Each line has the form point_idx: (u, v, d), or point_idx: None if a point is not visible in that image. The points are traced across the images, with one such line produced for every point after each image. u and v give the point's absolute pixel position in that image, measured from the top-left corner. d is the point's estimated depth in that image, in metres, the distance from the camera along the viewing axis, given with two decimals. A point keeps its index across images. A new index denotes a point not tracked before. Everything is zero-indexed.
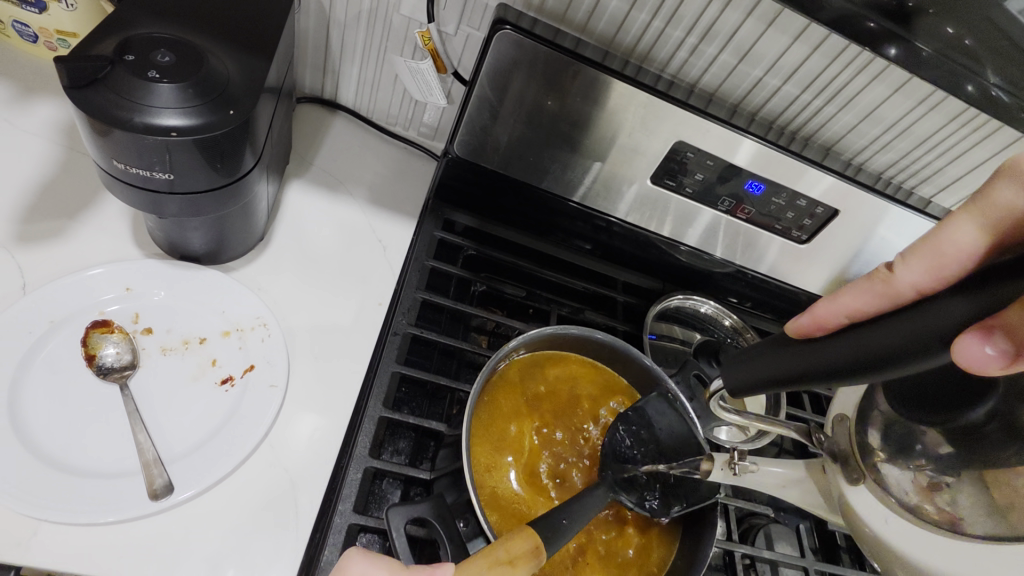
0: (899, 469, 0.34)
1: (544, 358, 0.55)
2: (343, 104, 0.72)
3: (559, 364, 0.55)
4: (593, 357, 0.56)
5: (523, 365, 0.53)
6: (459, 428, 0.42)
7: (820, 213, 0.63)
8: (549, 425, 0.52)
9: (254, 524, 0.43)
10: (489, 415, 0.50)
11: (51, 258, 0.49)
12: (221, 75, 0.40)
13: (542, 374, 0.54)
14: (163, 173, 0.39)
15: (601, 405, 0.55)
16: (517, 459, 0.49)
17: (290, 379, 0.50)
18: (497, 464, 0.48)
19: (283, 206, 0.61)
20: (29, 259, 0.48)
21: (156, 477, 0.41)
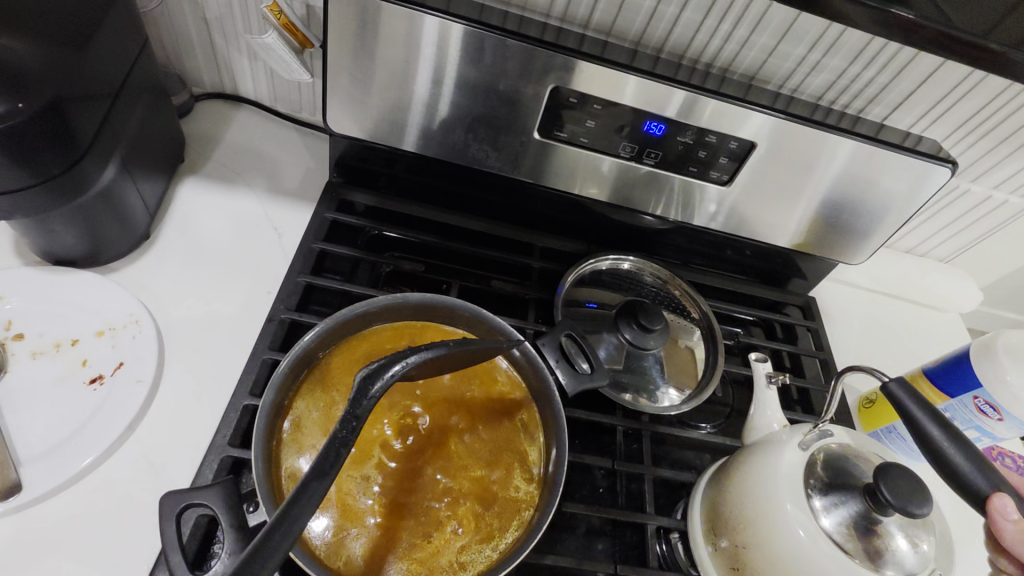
0: (817, 478, 0.44)
1: (363, 336, 0.49)
2: (246, 97, 0.72)
3: (390, 337, 0.50)
4: (432, 322, 0.51)
5: (342, 351, 0.48)
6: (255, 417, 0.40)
7: (735, 147, 0.57)
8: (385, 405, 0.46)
9: (116, 518, 0.43)
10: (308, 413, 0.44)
11: None
12: (9, 66, 0.39)
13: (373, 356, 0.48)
14: None
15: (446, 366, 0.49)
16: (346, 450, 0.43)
17: (162, 374, 0.50)
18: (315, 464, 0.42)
19: (174, 203, 0.61)
20: None
21: (7, 477, 0.41)
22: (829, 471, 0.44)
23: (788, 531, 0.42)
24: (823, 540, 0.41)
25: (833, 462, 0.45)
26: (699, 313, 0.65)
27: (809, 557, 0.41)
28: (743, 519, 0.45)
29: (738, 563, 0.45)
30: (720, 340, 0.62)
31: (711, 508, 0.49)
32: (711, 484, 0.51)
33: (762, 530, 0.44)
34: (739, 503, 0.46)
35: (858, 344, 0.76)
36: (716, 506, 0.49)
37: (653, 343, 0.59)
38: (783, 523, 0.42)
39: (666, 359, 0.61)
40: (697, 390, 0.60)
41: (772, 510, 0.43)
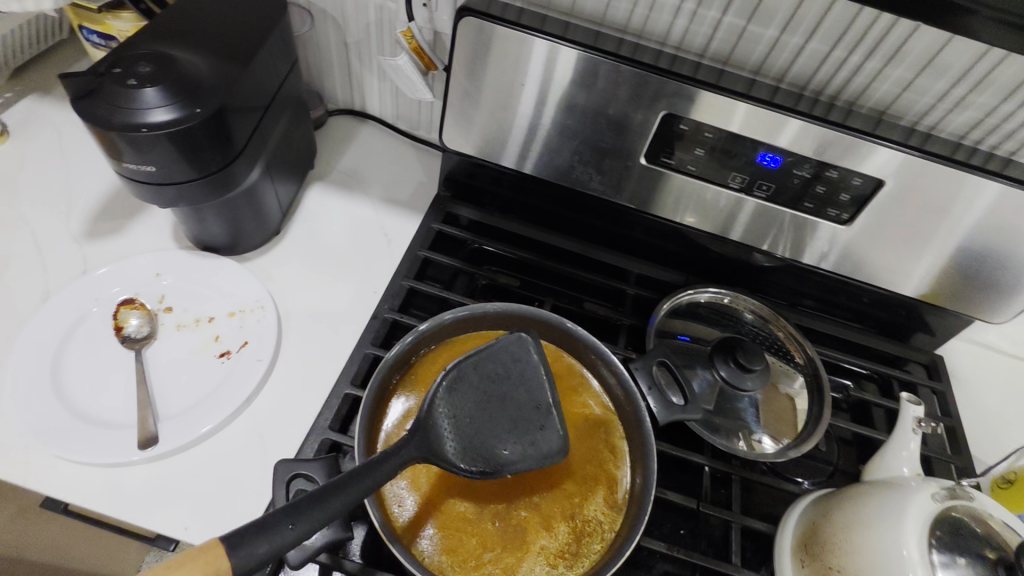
0: (945, 534, 0.39)
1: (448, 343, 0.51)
2: (371, 114, 0.78)
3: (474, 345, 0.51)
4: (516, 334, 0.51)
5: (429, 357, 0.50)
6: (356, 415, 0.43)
7: (859, 184, 0.53)
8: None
9: (228, 481, 0.48)
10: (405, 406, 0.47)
11: (108, 248, 0.59)
12: (192, 76, 0.46)
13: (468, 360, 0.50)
14: (147, 166, 0.46)
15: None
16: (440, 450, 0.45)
17: (279, 356, 0.55)
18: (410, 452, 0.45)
19: (302, 205, 0.68)
20: (92, 249, 0.59)
21: (148, 430, 0.47)
22: (961, 530, 0.39)
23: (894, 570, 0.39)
24: None
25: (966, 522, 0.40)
26: (804, 359, 0.60)
27: None
28: (846, 546, 0.42)
29: None
30: (827, 390, 0.57)
31: (809, 527, 0.47)
32: (816, 504, 0.48)
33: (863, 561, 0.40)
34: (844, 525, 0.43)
35: (992, 414, 0.67)
36: (816, 527, 0.46)
37: (749, 384, 0.56)
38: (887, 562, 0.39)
39: (764, 402, 0.57)
40: (795, 441, 0.56)
41: (882, 549, 0.40)
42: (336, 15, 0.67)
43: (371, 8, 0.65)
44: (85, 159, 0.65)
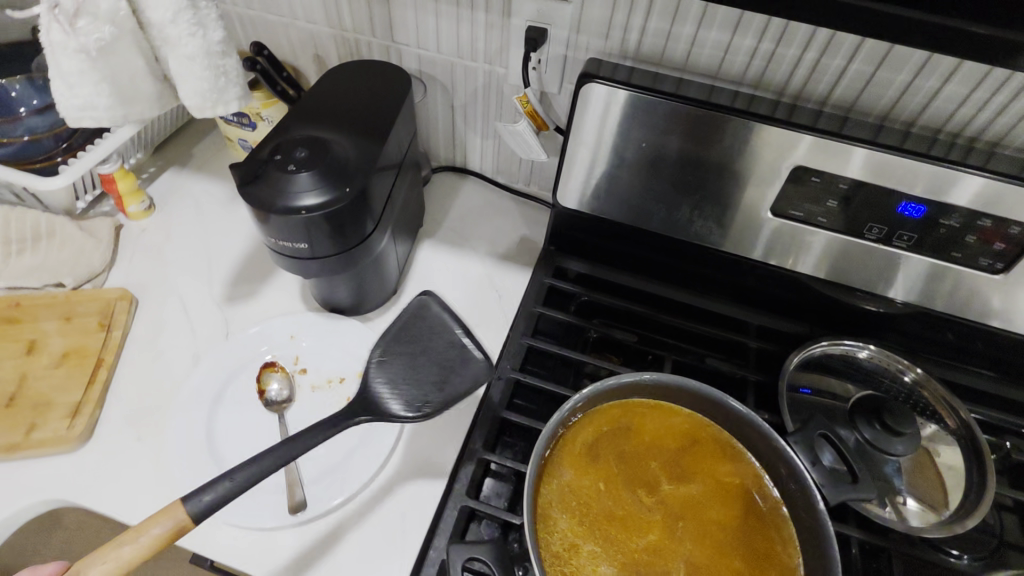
0: None
1: (583, 419, 0.46)
2: (472, 169, 0.81)
3: (607, 418, 0.47)
4: (654, 404, 0.48)
5: (565, 436, 0.45)
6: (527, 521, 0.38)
7: (1017, 233, 0.50)
8: (625, 496, 0.43)
9: (370, 547, 0.49)
10: (554, 476, 0.43)
11: (247, 312, 0.63)
12: (341, 159, 0.50)
13: (618, 429, 0.47)
14: (302, 244, 0.49)
15: (667, 448, 0.46)
16: (606, 545, 0.41)
17: (407, 418, 0.56)
18: (565, 530, 0.41)
19: (415, 263, 0.70)
20: (232, 313, 0.63)
21: (296, 493, 0.49)
22: None
23: None
24: None
25: None
26: (958, 422, 0.56)
27: None
28: None
29: None
30: (988, 457, 0.53)
31: None
32: None
33: None
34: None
35: None
36: None
37: (900, 449, 0.53)
38: None
39: (917, 469, 0.54)
40: (957, 513, 0.51)
41: None
42: (445, 81, 0.70)
43: (480, 74, 0.68)
44: (221, 226, 0.70)
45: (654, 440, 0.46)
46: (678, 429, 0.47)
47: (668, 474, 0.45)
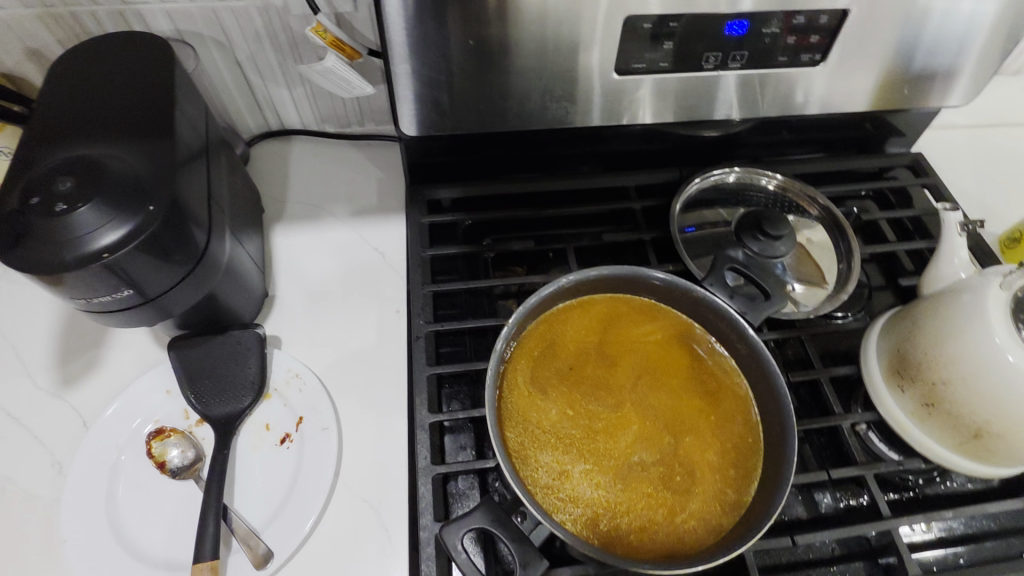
0: None
1: (516, 353, 0.44)
2: (293, 128, 0.70)
3: (537, 341, 0.45)
4: (579, 304, 0.47)
5: (507, 375, 0.44)
6: (504, 469, 0.37)
7: (827, 21, 0.53)
8: (586, 402, 0.44)
9: (360, 557, 0.45)
10: (516, 416, 0.42)
11: (97, 386, 0.52)
12: (126, 173, 0.39)
13: (556, 343, 0.46)
14: (126, 290, 0.39)
15: (602, 343, 0.46)
16: (591, 457, 0.41)
17: (341, 418, 0.51)
18: (545, 461, 0.41)
19: (274, 255, 0.61)
20: (79, 396, 0.51)
21: (257, 546, 0.44)
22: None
23: (993, 360, 0.42)
24: None
25: None
26: (819, 209, 0.63)
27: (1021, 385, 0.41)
28: (940, 359, 0.45)
29: (932, 398, 0.46)
30: (848, 227, 0.60)
31: (894, 355, 0.50)
32: (891, 333, 0.51)
33: (955, 364, 0.44)
34: (943, 350, 0.45)
35: (973, 190, 0.72)
36: (902, 353, 0.49)
37: (783, 249, 0.57)
38: (978, 354, 0.42)
39: (800, 261, 0.59)
40: (838, 285, 0.59)
41: (977, 348, 0.43)
42: (215, 33, 0.58)
43: (253, 9, 0.56)
44: (11, 305, 0.55)
45: (590, 337, 0.46)
46: (602, 319, 0.47)
47: (615, 362, 0.46)
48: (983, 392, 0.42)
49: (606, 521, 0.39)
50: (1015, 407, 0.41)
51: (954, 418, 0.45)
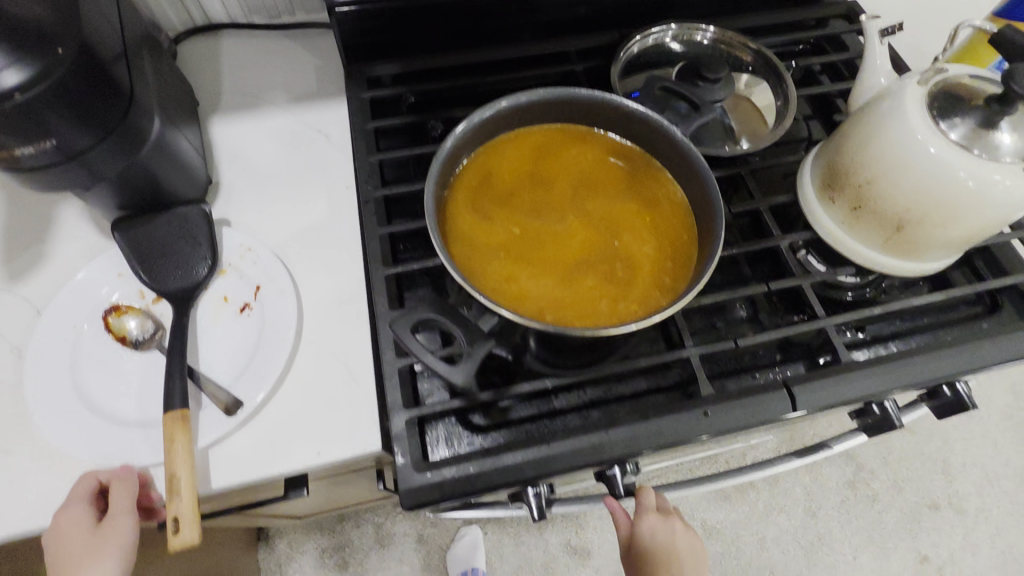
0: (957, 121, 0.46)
1: (455, 186, 0.45)
2: (222, 22, 0.68)
3: (474, 173, 0.46)
4: (514, 150, 0.47)
5: (448, 205, 0.44)
6: (448, 267, 0.37)
7: None
8: (528, 224, 0.44)
9: (328, 398, 0.51)
10: (457, 237, 0.43)
11: (44, 282, 0.55)
12: (29, 17, 0.38)
13: (489, 178, 0.46)
14: (45, 141, 0.40)
15: (534, 171, 0.46)
16: (538, 279, 0.41)
17: (297, 285, 0.55)
18: (489, 261, 0.42)
19: (214, 146, 0.62)
20: (25, 292, 0.54)
21: (223, 396, 0.48)
22: (949, 111, 0.47)
23: (914, 148, 0.46)
24: (946, 147, 0.45)
25: (950, 89, 0.48)
26: None
27: (940, 169, 0.45)
28: (862, 157, 0.49)
29: (859, 202, 0.50)
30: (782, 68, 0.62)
31: (826, 169, 0.54)
32: (823, 154, 0.54)
33: (870, 160, 0.49)
34: (869, 150, 0.49)
35: None
36: (833, 166, 0.53)
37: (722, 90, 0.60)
38: (894, 142, 0.47)
39: (735, 106, 0.62)
40: None
41: (899, 136, 0.47)
42: None
43: None
44: None
45: (529, 176, 0.46)
46: (533, 151, 0.47)
47: (550, 190, 0.45)
48: (903, 178, 0.47)
49: (540, 296, 0.40)
50: (931, 184, 0.46)
51: (879, 215, 0.50)
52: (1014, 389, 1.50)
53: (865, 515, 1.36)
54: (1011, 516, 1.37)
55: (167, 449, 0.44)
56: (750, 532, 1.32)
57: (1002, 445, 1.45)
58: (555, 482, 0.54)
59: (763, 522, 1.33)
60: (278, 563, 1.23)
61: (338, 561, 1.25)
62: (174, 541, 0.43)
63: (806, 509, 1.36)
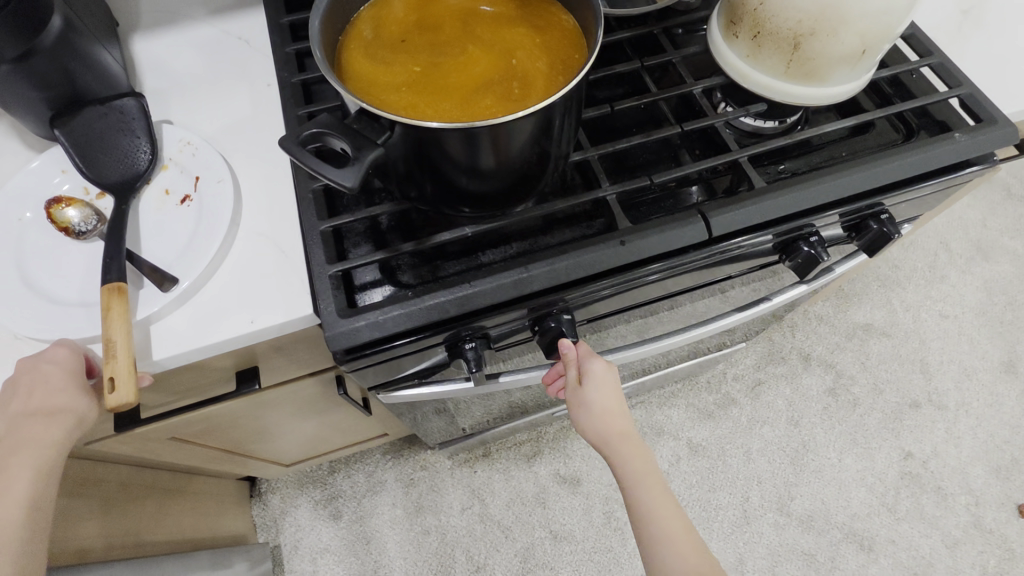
0: None
1: (350, 36, 0.46)
2: None
3: (368, 23, 0.47)
4: (405, 6, 0.48)
5: (344, 50, 0.46)
6: (329, 79, 0.38)
7: None
8: (423, 61, 0.45)
9: (264, 274, 0.51)
10: (356, 74, 0.44)
11: None
12: None
13: (383, 26, 0.47)
14: None
15: (425, 18, 0.48)
16: (436, 100, 0.42)
17: (235, 175, 0.55)
18: (386, 89, 0.43)
19: (135, 58, 0.62)
20: None
21: (160, 273, 0.48)
22: None
23: None
24: None
25: None
26: None
27: None
28: None
29: (757, 27, 0.52)
30: None
31: (729, 7, 0.55)
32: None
33: None
34: None
35: None
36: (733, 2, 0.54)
37: None
38: None
39: None
40: None
41: None
42: None
43: None
44: None
45: (420, 25, 0.47)
46: (424, 3, 0.49)
47: (441, 29, 0.47)
48: None
49: (441, 113, 0.41)
50: None
51: (775, 37, 0.51)
52: (987, 287, 1.50)
53: (847, 419, 1.37)
54: (991, 407, 1.37)
55: (103, 317, 0.44)
56: (734, 445, 1.34)
57: (979, 341, 1.44)
58: (489, 342, 0.55)
59: (747, 436, 1.35)
60: (274, 518, 1.25)
61: (333, 511, 1.27)
62: (111, 400, 0.43)
63: (788, 418, 1.37)
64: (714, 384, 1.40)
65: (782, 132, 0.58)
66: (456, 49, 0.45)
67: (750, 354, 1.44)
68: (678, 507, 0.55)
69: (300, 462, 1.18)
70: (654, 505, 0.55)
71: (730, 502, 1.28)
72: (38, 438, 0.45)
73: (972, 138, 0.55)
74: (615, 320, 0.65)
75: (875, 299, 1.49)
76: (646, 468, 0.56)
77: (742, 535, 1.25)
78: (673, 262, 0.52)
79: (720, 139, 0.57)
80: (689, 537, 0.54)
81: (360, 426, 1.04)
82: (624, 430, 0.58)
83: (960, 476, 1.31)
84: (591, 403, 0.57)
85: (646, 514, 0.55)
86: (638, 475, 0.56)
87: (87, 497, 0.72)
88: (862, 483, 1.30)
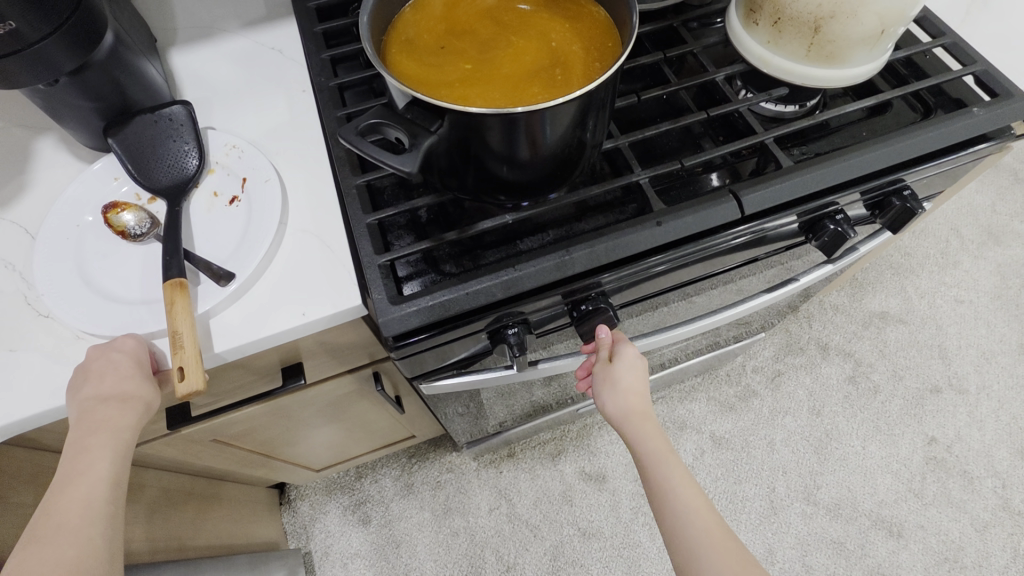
0: None
1: (393, 36, 0.49)
2: None
3: (409, 24, 0.50)
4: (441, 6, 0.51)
5: (390, 50, 0.48)
6: (381, 72, 0.40)
7: None
8: (465, 55, 0.47)
9: (313, 267, 0.53)
10: (404, 70, 0.46)
11: (31, 202, 0.56)
12: None
13: (423, 26, 0.50)
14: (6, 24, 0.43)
15: (462, 16, 0.50)
16: (483, 89, 0.45)
17: (279, 175, 0.57)
18: (434, 82, 0.46)
19: (174, 71, 0.64)
20: (13, 213, 0.56)
21: (216, 268, 0.50)
22: None
23: None
24: None
25: None
26: None
27: None
28: None
29: (778, 14, 0.54)
30: None
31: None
32: None
33: None
34: None
35: None
36: None
37: None
38: None
39: None
40: None
41: None
42: None
43: None
44: None
45: (458, 22, 0.50)
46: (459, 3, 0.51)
47: (478, 26, 0.49)
48: None
49: (488, 102, 0.44)
50: None
51: (796, 21, 0.53)
52: (1001, 271, 1.51)
53: (868, 407, 1.37)
54: (1012, 389, 1.38)
55: (168, 309, 0.47)
56: (757, 436, 1.34)
57: (996, 324, 1.45)
58: (529, 327, 0.56)
59: (770, 427, 1.35)
60: (303, 525, 1.26)
61: (362, 517, 1.27)
62: (180, 388, 0.45)
63: (809, 408, 1.37)
64: (733, 376, 1.41)
65: (803, 116, 0.60)
66: (495, 43, 0.47)
67: (768, 346, 1.45)
68: (700, 489, 0.56)
69: (328, 467, 1.19)
70: (677, 486, 0.55)
71: (757, 493, 1.29)
72: (110, 423, 0.47)
73: (986, 112, 0.57)
74: (645, 306, 0.66)
75: (889, 287, 1.50)
76: (666, 450, 0.58)
77: (770, 525, 1.25)
78: (704, 241, 0.54)
79: (742, 123, 0.59)
80: (714, 518, 0.53)
81: (389, 428, 1.05)
82: (644, 413, 0.60)
83: (985, 459, 1.31)
84: (616, 381, 0.60)
85: (669, 495, 0.55)
86: (659, 457, 0.57)
87: (134, 502, 0.74)
88: (887, 470, 1.30)
